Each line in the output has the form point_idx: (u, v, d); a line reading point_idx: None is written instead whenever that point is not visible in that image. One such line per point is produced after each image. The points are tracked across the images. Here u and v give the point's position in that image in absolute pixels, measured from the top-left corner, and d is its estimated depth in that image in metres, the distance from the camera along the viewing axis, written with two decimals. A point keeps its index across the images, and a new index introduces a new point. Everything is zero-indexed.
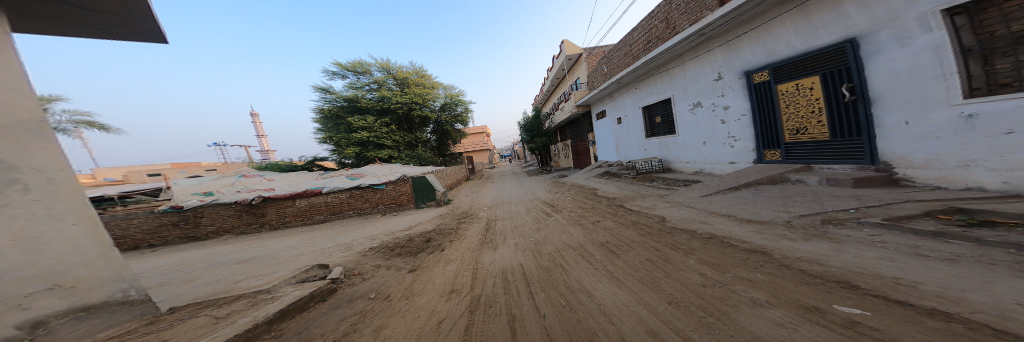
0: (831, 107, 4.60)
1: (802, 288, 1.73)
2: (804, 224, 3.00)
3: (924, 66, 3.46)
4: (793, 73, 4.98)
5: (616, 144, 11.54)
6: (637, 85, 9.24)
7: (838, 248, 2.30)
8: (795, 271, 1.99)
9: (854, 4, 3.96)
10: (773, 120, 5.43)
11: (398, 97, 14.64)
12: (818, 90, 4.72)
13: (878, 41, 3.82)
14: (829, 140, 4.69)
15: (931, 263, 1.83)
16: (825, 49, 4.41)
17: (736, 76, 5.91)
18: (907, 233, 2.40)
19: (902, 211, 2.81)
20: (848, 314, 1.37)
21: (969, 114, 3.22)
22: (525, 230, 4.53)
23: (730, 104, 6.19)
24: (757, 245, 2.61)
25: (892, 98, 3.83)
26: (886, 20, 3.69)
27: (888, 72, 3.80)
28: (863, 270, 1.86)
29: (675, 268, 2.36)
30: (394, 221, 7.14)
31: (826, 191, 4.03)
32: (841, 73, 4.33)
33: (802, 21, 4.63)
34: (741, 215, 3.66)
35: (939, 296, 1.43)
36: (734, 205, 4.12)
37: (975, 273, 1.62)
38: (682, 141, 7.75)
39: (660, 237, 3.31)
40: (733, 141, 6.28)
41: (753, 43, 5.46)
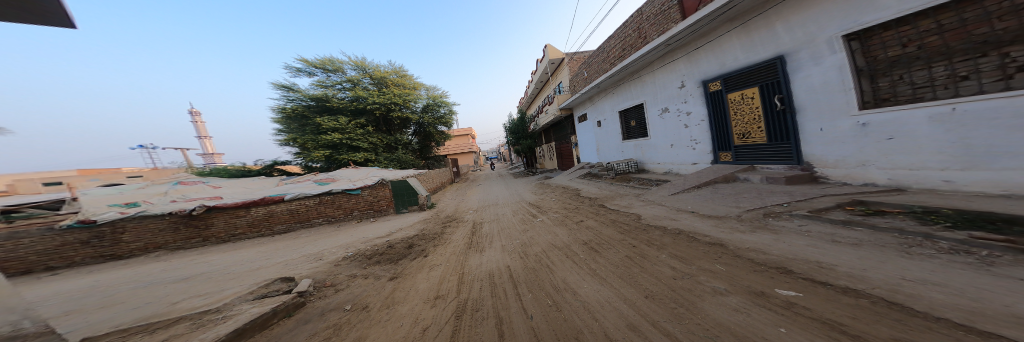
0: (768, 115, 5.34)
1: (752, 275, 1.97)
2: (750, 217, 3.43)
3: (832, 82, 4.18)
4: (740, 84, 5.67)
5: (596, 146, 12.03)
6: (614, 90, 9.77)
7: (776, 237, 2.67)
8: (744, 259, 2.27)
9: (783, 26, 4.66)
10: (725, 125, 6.14)
11: (375, 97, 13.67)
12: (758, 99, 5.46)
13: (800, 59, 4.54)
14: (767, 143, 5.43)
15: (843, 247, 2.22)
16: (762, 63, 5.13)
17: (696, 84, 6.58)
18: (823, 222, 2.88)
19: (822, 203, 3.37)
20: (786, 296, 1.60)
21: (863, 123, 3.96)
22: (511, 232, 4.54)
23: (692, 110, 6.85)
24: (716, 238, 2.92)
25: (811, 108, 4.56)
26: (806, 41, 4.38)
27: (807, 86, 4.54)
28: (795, 256, 2.18)
29: (651, 263, 2.52)
30: (368, 228, 6.60)
31: (765, 188, 4.66)
32: (775, 85, 5.05)
33: (746, 38, 5.31)
34: (703, 211, 4.06)
35: (849, 275, 1.74)
36: (697, 202, 4.55)
37: (873, 255, 2.00)
38: (654, 144, 8.36)
39: (636, 234, 3.52)
40: (695, 144, 6.95)
41: (708, 55, 6.11)
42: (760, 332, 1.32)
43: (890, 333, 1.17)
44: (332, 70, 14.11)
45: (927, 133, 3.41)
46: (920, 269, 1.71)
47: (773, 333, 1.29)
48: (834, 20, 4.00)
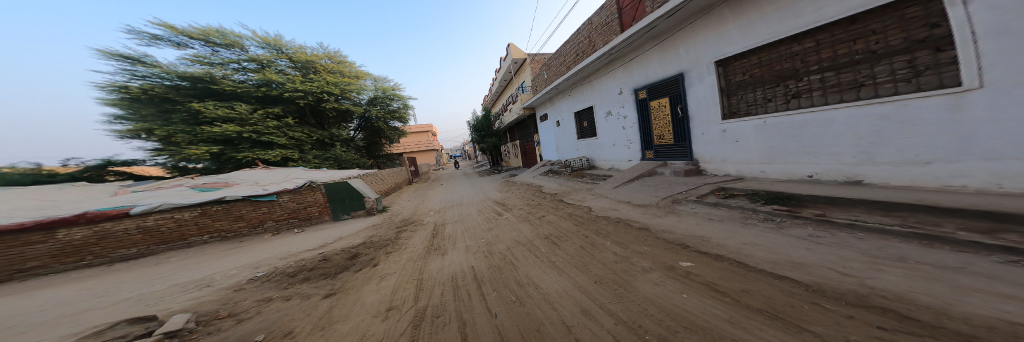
0: (672, 122, 6.37)
1: (666, 251, 2.52)
2: (662, 204, 4.31)
3: (707, 98, 5.41)
4: (658, 93, 6.59)
5: (557, 144, 12.45)
6: (572, 93, 10.28)
7: (679, 220, 3.45)
8: (659, 239, 2.87)
9: (684, 48, 5.62)
10: (648, 129, 7.12)
11: (298, 82, 10.70)
12: (666, 109, 6.48)
13: (692, 77, 5.63)
14: (672, 144, 6.49)
15: (721, 226, 3.05)
16: (668, 78, 6.15)
17: (630, 92, 7.44)
18: (705, 205, 3.89)
19: (702, 190, 4.49)
20: (687, 268, 2.13)
21: (722, 130, 5.25)
22: (467, 232, 4.36)
23: (627, 115, 7.73)
24: (644, 223, 3.53)
25: (695, 117, 5.78)
26: (698, 62, 5.42)
27: (694, 99, 5.71)
28: (691, 235, 2.88)
29: (600, 251, 2.80)
30: (277, 244, 5.21)
31: (672, 180, 5.68)
32: (676, 97, 6.16)
33: (662, 55, 6.17)
34: (635, 200, 4.80)
35: (719, 249, 2.43)
36: (632, 194, 5.29)
37: (735, 231, 2.83)
38: (602, 143, 9.14)
39: (589, 225, 3.86)
40: (629, 143, 7.87)
41: (638, 67, 6.95)
42: (671, 298, 1.76)
43: (738, 287, 1.81)
44: (223, 45, 10.42)
45: (753, 138, 4.75)
46: (752, 241, 2.55)
47: (680, 298, 1.75)
48: (713, 48, 5.12)
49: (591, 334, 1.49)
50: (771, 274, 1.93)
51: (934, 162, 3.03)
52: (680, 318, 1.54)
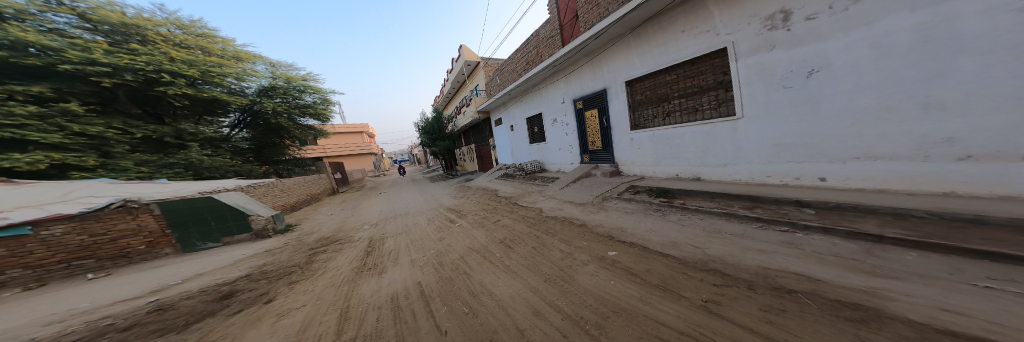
0: (601, 130, 6.96)
1: (598, 244, 2.94)
2: (595, 201, 4.98)
3: (621, 112, 6.27)
4: (591, 104, 7.08)
5: (512, 150, 11.94)
6: (522, 99, 10.12)
7: (613, 214, 4.01)
8: (594, 234, 3.31)
9: (607, 69, 6.37)
10: (584, 136, 7.56)
11: (99, 52, 6.67)
12: (596, 120, 7.06)
13: (612, 93, 6.37)
14: (602, 149, 7.04)
15: (641, 217, 3.72)
16: (597, 92, 6.79)
17: (571, 101, 7.73)
18: (625, 200, 4.66)
19: (622, 187, 5.35)
20: (612, 256, 2.56)
21: (630, 138, 6.19)
22: (409, 245, 3.86)
23: (569, 122, 8.02)
24: (584, 220, 3.94)
25: (615, 127, 6.51)
26: (616, 81, 6.20)
27: (615, 111, 6.43)
28: (619, 227, 3.40)
29: (550, 250, 2.95)
30: (20, 308, 3.13)
31: (603, 180, 6.23)
32: (603, 108, 6.77)
33: (592, 72, 6.78)
34: (576, 199, 5.31)
35: (634, 237, 2.98)
36: (574, 193, 5.74)
37: (647, 221, 3.50)
38: (550, 147, 9.10)
39: (541, 225, 3.97)
40: (571, 147, 8.13)
41: (576, 80, 7.36)
42: (604, 285, 2.05)
43: (647, 266, 2.27)
44: None
45: (647, 145, 5.81)
46: (648, 229, 3.17)
47: (606, 283, 2.07)
48: (625, 70, 5.91)
49: (541, 335, 1.54)
50: (661, 254, 2.45)
51: (732, 164, 4.48)
52: (610, 304, 1.78)
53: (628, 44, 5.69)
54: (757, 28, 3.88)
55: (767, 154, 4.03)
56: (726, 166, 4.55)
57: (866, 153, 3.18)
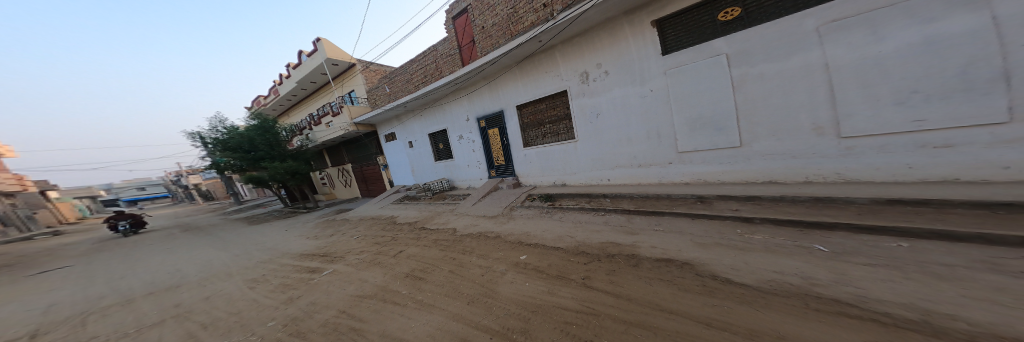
0: (503, 148, 7.26)
1: (513, 251, 3.06)
2: (504, 212, 5.16)
3: (515, 132, 6.87)
4: (492, 123, 7.32)
5: (410, 168, 10.72)
6: (418, 113, 9.44)
7: (526, 222, 4.25)
8: (510, 242, 3.41)
9: (502, 91, 6.82)
10: (488, 152, 7.67)
11: None
12: (496, 138, 7.33)
13: (506, 115, 6.92)
14: (504, 165, 7.39)
15: (551, 221, 4.14)
16: (495, 112, 7.12)
17: (473, 120, 7.74)
18: (530, 207, 5.07)
19: (523, 196, 5.77)
20: (524, 261, 2.74)
21: (516, 155, 7.01)
22: (241, 319, 2.64)
23: (473, 139, 7.98)
24: (499, 232, 3.98)
25: (513, 144, 7.03)
26: (510, 103, 6.73)
27: (513, 130, 6.91)
28: (531, 234, 3.60)
29: (468, 269, 2.81)
30: None
31: (507, 192, 6.52)
32: (500, 128, 7.15)
33: (489, 92, 7.12)
34: (487, 213, 5.34)
35: (537, 243, 3.23)
36: (488, 206, 5.79)
37: (556, 225, 3.89)
38: (456, 164, 8.74)
39: (455, 246, 3.71)
40: (478, 164, 8.07)
41: (478, 99, 7.42)
42: (528, 291, 2.12)
43: (555, 267, 2.50)
44: None
45: (535, 159, 6.66)
46: (563, 233, 3.48)
47: (528, 289, 2.15)
48: (511, 96, 6.68)
49: None
50: (574, 252, 2.83)
51: (577, 172, 6.00)
52: (529, 306, 1.89)
53: (506, 77, 6.65)
54: (577, 80, 5.56)
55: (589, 165, 5.75)
56: (574, 174, 6.05)
57: (617, 164, 5.36)
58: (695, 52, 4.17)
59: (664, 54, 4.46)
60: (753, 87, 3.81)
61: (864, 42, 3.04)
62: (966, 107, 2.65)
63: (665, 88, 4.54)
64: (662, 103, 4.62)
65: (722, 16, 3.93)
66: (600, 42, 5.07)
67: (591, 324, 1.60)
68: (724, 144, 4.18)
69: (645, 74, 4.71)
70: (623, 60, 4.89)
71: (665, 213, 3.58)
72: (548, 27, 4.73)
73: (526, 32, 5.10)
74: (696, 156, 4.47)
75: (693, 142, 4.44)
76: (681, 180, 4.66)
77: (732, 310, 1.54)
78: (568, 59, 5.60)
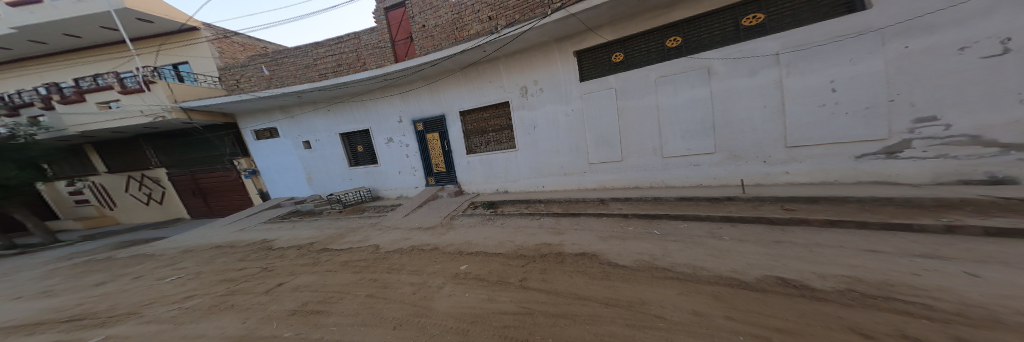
0: (445, 154, 6.93)
1: (451, 263, 2.93)
2: (444, 222, 4.86)
3: (457, 138, 6.68)
4: (433, 127, 6.92)
5: (305, 175, 8.97)
6: (313, 105, 8.09)
7: (463, 231, 4.13)
8: (448, 253, 3.26)
9: (445, 95, 6.55)
10: (427, 158, 7.21)
11: None
12: (437, 143, 6.98)
13: (448, 120, 6.65)
14: (445, 171, 7.06)
15: (490, 228, 4.13)
16: (435, 116, 6.77)
17: (409, 122, 7.14)
18: (471, 215, 4.97)
19: (467, 204, 5.69)
20: (463, 271, 2.65)
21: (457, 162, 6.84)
22: None
23: (408, 143, 7.35)
24: (434, 244, 3.73)
25: (455, 150, 6.78)
26: (453, 108, 6.52)
27: (456, 137, 6.69)
28: (470, 243, 3.52)
29: (396, 288, 2.53)
30: None
31: (450, 201, 6.32)
32: (441, 133, 6.84)
33: (430, 94, 6.71)
34: (422, 224, 4.92)
35: (476, 251, 3.18)
36: (422, 217, 5.33)
37: (495, 231, 3.91)
38: (383, 171, 7.87)
39: (376, 265, 3.30)
40: (414, 171, 7.48)
41: (417, 100, 6.91)
42: (464, 302, 2.06)
43: (494, 274, 2.49)
44: None
45: (479, 167, 6.59)
46: (502, 239, 3.53)
47: (464, 299, 2.09)
48: (433, 105, 6.74)
49: None
50: (511, 256, 2.91)
51: (518, 179, 6.22)
52: (467, 317, 1.83)
53: (429, 86, 6.68)
54: (518, 93, 5.76)
55: (530, 173, 6.04)
56: (516, 181, 6.23)
57: (552, 173, 5.83)
58: (598, 83, 5.07)
59: (581, 80, 5.22)
60: (630, 116, 4.94)
61: (678, 92, 4.49)
62: (731, 137, 4.30)
63: (581, 109, 5.30)
64: (579, 122, 5.37)
65: (613, 57, 4.92)
66: (539, 61, 5.43)
67: (526, 322, 1.67)
68: (625, 159, 5.12)
69: (567, 96, 5.38)
70: (555, 79, 5.39)
71: (592, 215, 4.02)
72: (493, 39, 4.77)
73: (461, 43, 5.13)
74: (607, 166, 5.32)
75: (604, 154, 5.26)
76: (590, 186, 5.53)
77: (638, 299, 1.82)
78: (511, 72, 5.76)
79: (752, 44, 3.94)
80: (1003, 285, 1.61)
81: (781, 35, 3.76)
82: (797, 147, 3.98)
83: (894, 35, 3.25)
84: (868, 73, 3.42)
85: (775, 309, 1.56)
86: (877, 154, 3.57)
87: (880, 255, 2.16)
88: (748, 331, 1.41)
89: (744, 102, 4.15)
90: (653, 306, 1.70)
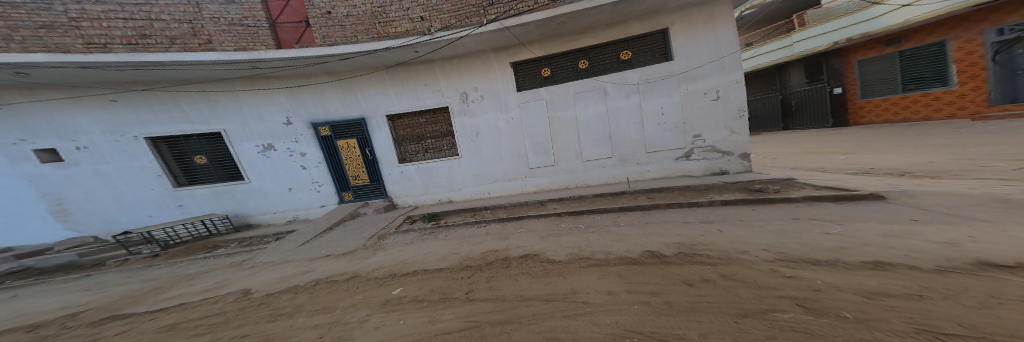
0: (367, 163, 6.12)
1: (378, 288, 2.58)
2: (370, 244, 4.15)
3: (385, 146, 5.99)
4: (345, 133, 5.98)
5: (48, 205, 5.88)
6: (45, 88, 5.19)
7: (389, 251, 3.67)
8: (373, 278, 2.85)
9: (362, 96, 5.78)
10: (340, 168, 6.18)
11: None
12: (357, 150, 6.07)
13: (371, 124, 5.91)
14: (369, 183, 6.24)
15: (426, 242, 3.85)
16: (352, 120, 5.88)
17: (305, 125, 5.91)
18: (407, 232, 4.50)
19: (400, 219, 5.25)
20: (398, 294, 2.38)
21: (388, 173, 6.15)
22: None
23: (305, 152, 6.07)
24: (349, 272, 3.12)
25: (386, 159, 6.07)
26: (376, 111, 5.83)
27: (381, 144, 5.99)
28: (403, 262, 3.19)
29: (292, 335, 2.01)
30: None
31: (378, 217, 5.63)
32: (363, 140, 6.01)
33: (340, 92, 5.77)
34: (338, 251, 4.02)
35: (409, 270, 2.92)
36: (331, 244, 4.38)
37: (431, 245, 3.66)
38: (256, 188, 6.23)
39: (250, 314, 2.50)
40: (318, 186, 6.27)
41: (312, 98, 5.78)
42: (398, 328, 1.85)
43: (433, 292, 2.31)
44: None
45: (415, 177, 6.11)
46: (437, 252, 3.34)
47: (398, 325, 1.89)
48: (313, 109, 5.84)
49: None
50: (445, 269, 2.77)
51: (463, 188, 6.03)
52: None
53: (307, 84, 5.69)
54: (458, 98, 5.61)
55: (475, 180, 5.94)
56: (460, 190, 6.02)
57: (497, 179, 5.88)
58: (533, 94, 5.41)
59: (519, 90, 5.49)
60: (559, 126, 5.45)
61: (590, 106, 5.26)
62: (626, 144, 5.27)
63: (519, 118, 5.55)
64: (519, 129, 5.60)
65: (543, 72, 5.39)
66: (477, 67, 5.44)
67: (471, 337, 1.60)
68: (561, 162, 5.60)
69: (506, 104, 5.54)
70: (494, 86, 5.48)
71: (529, 216, 4.25)
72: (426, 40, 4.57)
73: (367, 43, 4.65)
74: (545, 171, 5.70)
75: (540, 158, 5.64)
76: (532, 190, 5.82)
77: (563, 290, 1.99)
78: (450, 76, 5.56)
79: (624, 75, 5.02)
80: (737, 236, 2.61)
81: (641, 69, 4.94)
82: (653, 152, 5.21)
83: (683, 80, 4.85)
84: (674, 104, 4.94)
85: (665, 277, 2.00)
86: (681, 157, 5.12)
87: (689, 224, 3.08)
88: (637, 299, 1.74)
89: (625, 119, 5.19)
90: (582, 294, 1.89)
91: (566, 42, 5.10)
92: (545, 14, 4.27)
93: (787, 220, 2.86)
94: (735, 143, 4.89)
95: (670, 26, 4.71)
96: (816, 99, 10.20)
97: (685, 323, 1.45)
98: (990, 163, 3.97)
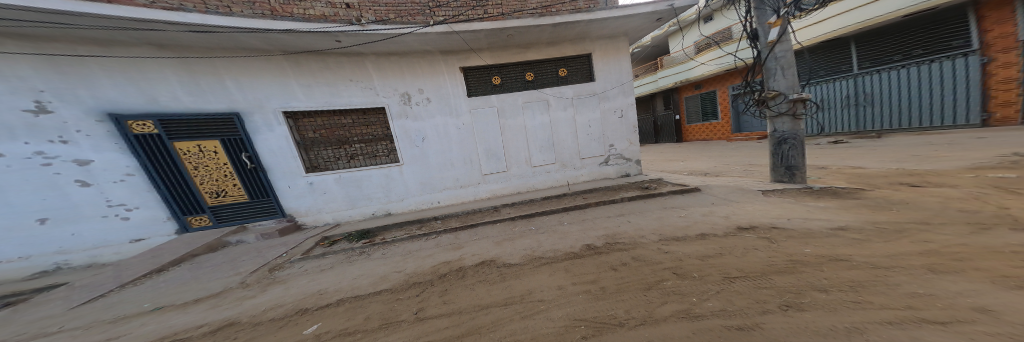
0: (238, 172, 4.70)
1: (279, 333, 1.99)
2: (256, 279, 3.17)
3: (283, 150, 4.81)
4: (187, 132, 4.37)
5: None
6: None
7: (287, 286, 2.88)
8: (264, 322, 2.18)
9: (234, 84, 4.48)
10: (179, 181, 4.48)
11: None
12: (222, 155, 4.60)
13: (254, 122, 4.64)
14: (246, 201, 4.83)
15: (346, 266, 3.24)
16: (217, 115, 4.45)
17: (96, 117, 3.98)
18: (315, 256, 3.69)
19: (307, 244, 4.19)
20: (309, 333, 1.92)
21: (291, 186, 4.95)
22: None
23: (88, 158, 4.01)
24: (217, 323, 2.27)
25: (276, 168, 4.85)
26: (257, 106, 4.62)
27: (266, 148, 4.73)
28: (311, 294, 2.59)
29: None
30: None
31: (264, 245, 4.39)
32: (235, 142, 4.59)
33: (186, 75, 4.29)
34: (182, 299, 2.84)
35: (321, 302, 2.40)
36: (165, 292, 3.04)
37: (351, 269, 3.11)
38: None
39: None
40: (121, 210, 4.28)
41: (112, 76, 3.98)
42: None
43: (363, 321, 1.96)
44: None
45: (336, 189, 5.11)
46: (354, 278, 2.84)
47: None
48: (115, 94, 4.03)
49: None
50: (376, 293, 2.40)
51: (405, 198, 5.41)
52: None
53: (97, 56, 3.85)
54: (398, 99, 5.09)
55: (418, 189, 5.42)
56: (401, 201, 5.39)
57: (446, 186, 5.52)
58: (482, 101, 5.38)
59: (470, 95, 5.36)
60: (509, 133, 5.57)
61: (538, 114, 5.59)
62: (561, 151, 5.81)
63: (469, 124, 5.41)
64: (469, 135, 5.45)
65: (492, 80, 5.42)
66: (422, 68, 5.09)
67: None
68: (503, 168, 5.67)
69: (456, 109, 5.33)
70: (441, 90, 5.22)
71: (463, 228, 4.09)
72: (355, 31, 3.98)
73: (250, 19, 3.62)
74: (492, 178, 5.67)
75: (490, 165, 5.61)
76: (484, 197, 5.68)
77: (506, 296, 2.01)
78: (385, 75, 5.00)
79: (560, 89, 5.57)
80: (630, 225, 3.24)
81: (570, 86, 5.59)
82: (584, 157, 5.90)
83: (601, 99, 5.73)
84: (591, 120, 5.77)
85: (597, 265, 2.29)
86: (601, 163, 5.97)
87: (598, 220, 3.63)
88: (581, 290, 1.92)
89: (563, 129, 5.74)
90: (536, 294, 1.96)
91: (511, 54, 5.31)
92: (493, 25, 4.34)
93: (661, 208, 3.75)
94: (632, 152, 6.00)
95: (592, 51, 5.53)
96: (667, 122, 14.18)
97: (615, 304, 1.68)
98: (734, 167, 6.20)
